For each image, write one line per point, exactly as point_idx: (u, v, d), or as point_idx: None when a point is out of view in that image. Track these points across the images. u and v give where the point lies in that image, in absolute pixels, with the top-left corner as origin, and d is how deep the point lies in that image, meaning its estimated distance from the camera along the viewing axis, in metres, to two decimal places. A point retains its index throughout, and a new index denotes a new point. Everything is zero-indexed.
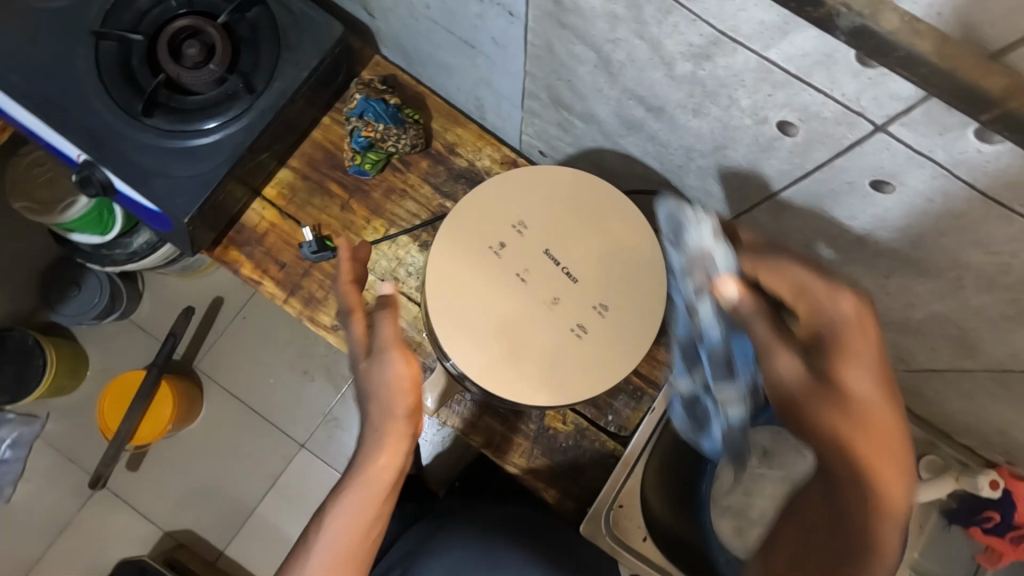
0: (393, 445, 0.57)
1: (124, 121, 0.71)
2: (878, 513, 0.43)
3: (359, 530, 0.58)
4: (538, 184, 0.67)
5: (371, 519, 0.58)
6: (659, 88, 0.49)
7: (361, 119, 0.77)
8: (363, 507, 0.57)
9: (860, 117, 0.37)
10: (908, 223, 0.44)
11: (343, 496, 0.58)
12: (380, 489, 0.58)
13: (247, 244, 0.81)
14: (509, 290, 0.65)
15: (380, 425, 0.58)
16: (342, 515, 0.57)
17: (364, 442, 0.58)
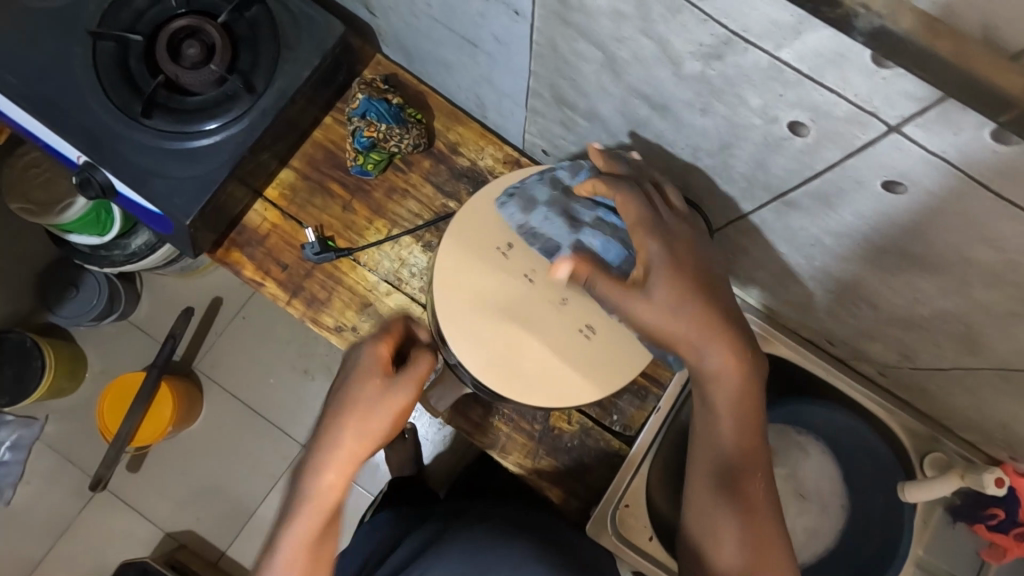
0: (346, 464, 0.55)
1: (122, 122, 0.70)
2: (740, 450, 0.57)
3: (299, 570, 0.53)
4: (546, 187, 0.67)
5: (316, 554, 0.53)
6: (666, 87, 0.48)
7: (363, 119, 0.76)
8: (307, 538, 0.53)
9: (874, 117, 0.36)
10: (919, 224, 0.43)
11: (287, 530, 0.53)
12: (330, 517, 0.54)
13: (248, 245, 0.81)
14: (517, 291, 0.65)
15: (329, 444, 0.55)
16: (283, 556, 0.53)
17: (313, 457, 0.55)
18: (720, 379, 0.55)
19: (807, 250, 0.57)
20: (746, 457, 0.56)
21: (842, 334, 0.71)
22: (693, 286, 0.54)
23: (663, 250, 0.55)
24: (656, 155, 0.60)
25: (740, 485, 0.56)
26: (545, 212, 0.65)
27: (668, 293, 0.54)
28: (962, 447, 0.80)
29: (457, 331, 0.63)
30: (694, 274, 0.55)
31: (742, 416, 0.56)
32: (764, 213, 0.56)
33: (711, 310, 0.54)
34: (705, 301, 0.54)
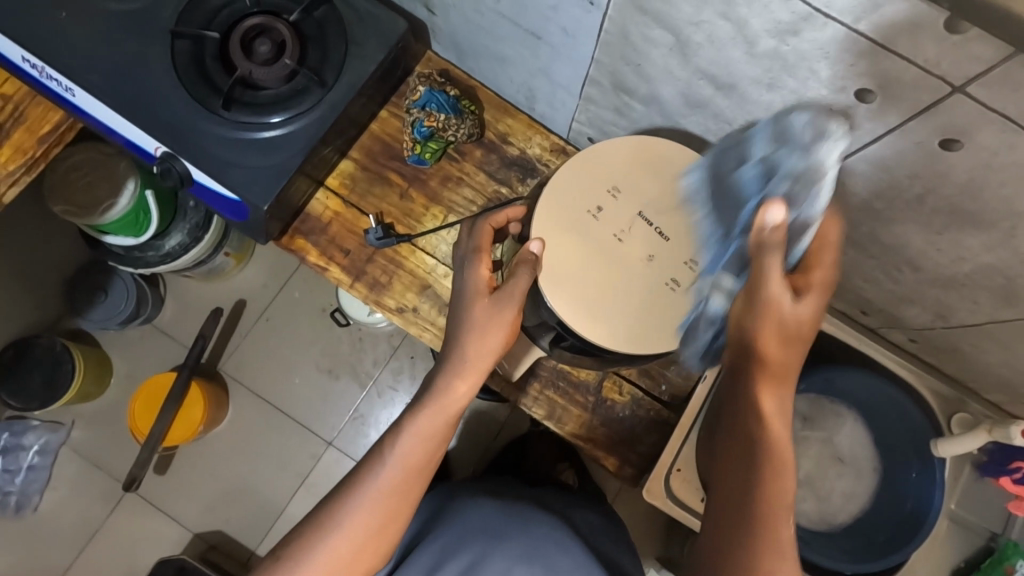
0: (470, 377, 0.63)
1: (202, 115, 0.74)
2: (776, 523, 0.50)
3: (415, 464, 0.62)
4: (629, 153, 0.68)
5: (433, 451, 0.63)
6: (735, 66, 0.53)
7: (423, 110, 0.81)
8: (429, 430, 0.62)
9: (941, 81, 0.42)
10: (971, 178, 0.48)
11: (410, 427, 0.62)
12: (446, 424, 0.63)
13: (312, 233, 0.85)
14: (607, 249, 0.67)
15: (459, 358, 0.63)
16: (401, 455, 0.62)
17: (444, 366, 0.64)
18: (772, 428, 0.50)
19: (856, 216, 0.63)
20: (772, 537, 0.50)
21: (879, 300, 0.77)
22: (803, 326, 0.49)
23: (817, 278, 0.50)
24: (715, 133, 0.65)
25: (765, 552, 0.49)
26: (787, 173, 0.49)
27: (786, 315, 0.49)
28: (986, 409, 0.86)
29: (555, 291, 0.66)
30: (812, 309, 0.49)
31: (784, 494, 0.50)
32: None
33: (802, 349, 0.50)
34: (806, 340, 0.50)
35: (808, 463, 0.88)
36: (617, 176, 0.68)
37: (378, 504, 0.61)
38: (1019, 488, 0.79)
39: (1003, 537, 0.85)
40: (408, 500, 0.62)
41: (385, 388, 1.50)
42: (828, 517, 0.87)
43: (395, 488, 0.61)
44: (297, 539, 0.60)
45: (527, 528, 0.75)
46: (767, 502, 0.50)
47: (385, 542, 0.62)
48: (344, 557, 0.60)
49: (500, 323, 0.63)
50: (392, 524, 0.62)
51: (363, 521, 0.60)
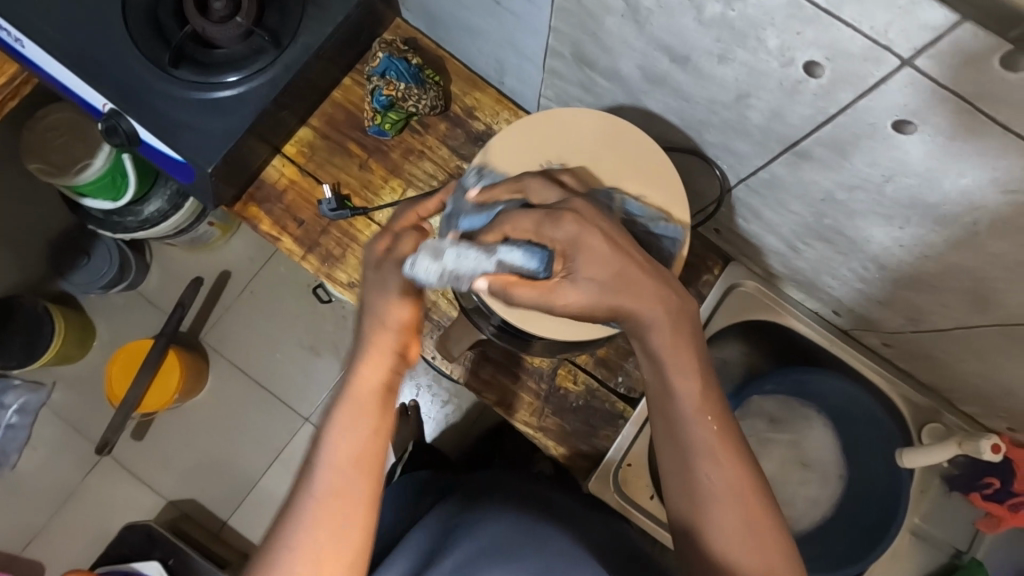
0: (381, 350, 0.50)
1: (151, 72, 0.72)
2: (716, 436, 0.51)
3: (344, 472, 0.48)
4: (564, 124, 0.64)
5: (368, 452, 0.49)
6: (687, 35, 0.49)
7: (383, 78, 0.78)
8: (351, 428, 0.49)
9: (889, 51, 0.38)
10: (929, 165, 0.44)
11: (329, 432, 0.49)
12: (372, 409, 0.50)
13: (267, 201, 0.83)
14: None
15: (366, 332, 0.51)
16: (329, 457, 0.49)
17: (351, 349, 0.51)
18: (660, 329, 0.51)
19: (818, 206, 0.59)
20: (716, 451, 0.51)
21: (849, 299, 0.73)
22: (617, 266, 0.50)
23: (568, 230, 0.51)
24: (674, 112, 0.62)
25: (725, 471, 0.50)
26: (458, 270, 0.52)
27: (592, 268, 0.50)
28: (962, 421, 0.81)
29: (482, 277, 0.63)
30: (613, 249, 0.50)
31: (711, 405, 0.51)
32: (775, 167, 0.58)
33: (630, 260, 0.50)
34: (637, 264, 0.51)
35: (771, 465, 0.85)
36: (550, 148, 0.64)
37: (317, 522, 0.47)
38: (989, 505, 0.77)
39: (967, 556, 0.80)
40: (357, 507, 0.48)
41: None
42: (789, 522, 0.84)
43: (330, 495, 0.48)
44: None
45: (543, 550, 0.65)
46: (695, 422, 0.51)
47: (345, 575, 0.48)
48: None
49: (407, 281, 0.49)
50: (348, 541, 0.48)
51: (307, 547, 0.47)
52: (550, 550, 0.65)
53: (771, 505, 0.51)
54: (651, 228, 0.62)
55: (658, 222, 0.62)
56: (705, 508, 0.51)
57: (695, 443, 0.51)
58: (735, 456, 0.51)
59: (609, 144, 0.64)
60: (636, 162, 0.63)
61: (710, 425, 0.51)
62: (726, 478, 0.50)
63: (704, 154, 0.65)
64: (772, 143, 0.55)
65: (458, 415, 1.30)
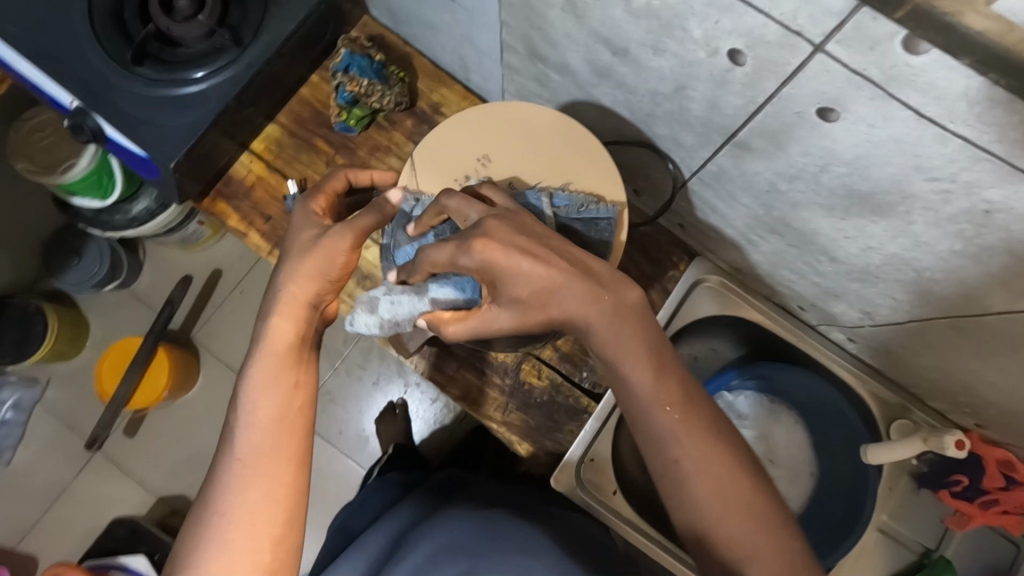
0: (294, 308, 0.56)
1: (115, 70, 0.73)
2: (681, 422, 0.50)
3: (269, 418, 0.52)
4: (496, 118, 0.65)
5: (292, 398, 0.53)
6: (619, 26, 0.49)
7: (346, 75, 0.79)
8: (269, 378, 0.53)
9: (801, 38, 0.38)
10: (856, 153, 0.44)
11: (249, 386, 0.53)
12: (291, 364, 0.54)
13: (234, 197, 0.84)
14: None
15: (280, 295, 0.55)
16: (249, 414, 0.52)
17: (259, 312, 0.55)
18: (600, 325, 0.50)
19: (766, 198, 0.58)
20: (713, 465, 0.49)
21: (809, 293, 0.73)
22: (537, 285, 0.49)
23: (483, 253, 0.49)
24: (623, 104, 0.62)
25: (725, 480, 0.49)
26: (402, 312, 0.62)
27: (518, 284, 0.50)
28: (934, 418, 0.79)
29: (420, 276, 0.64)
30: (530, 260, 0.49)
31: (669, 392, 0.51)
32: (722, 159, 0.58)
33: (548, 271, 0.49)
34: (562, 276, 0.50)
35: None
36: (484, 142, 0.65)
37: (247, 475, 0.49)
38: (958, 503, 0.76)
39: (935, 554, 0.78)
40: (286, 456, 0.51)
41: None
42: None
43: (256, 448, 0.50)
44: (175, 564, 0.48)
45: (503, 538, 0.64)
46: (654, 413, 0.50)
47: (285, 514, 0.50)
48: (239, 556, 0.47)
49: (324, 250, 0.55)
50: (280, 489, 0.50)
51: (242, 499, 0.48)
52: (512, 539, 0.64)
53: (751, 485, 0.49)
54: (583, 214, 0.61)
55: (588, 206, 0.61)
56: (707, 525, 0.49)
57: (659, 436, 0.50)
58: (723, 462, 0.49)
59: (545, 137, 0.64)
60: (570, 149, 0.64)
61: (672, 413, 0.50)
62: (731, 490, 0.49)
63: (656, 147, 0.65)
64: (714, 135, 0.55)
65: (443, 413, 1.31)
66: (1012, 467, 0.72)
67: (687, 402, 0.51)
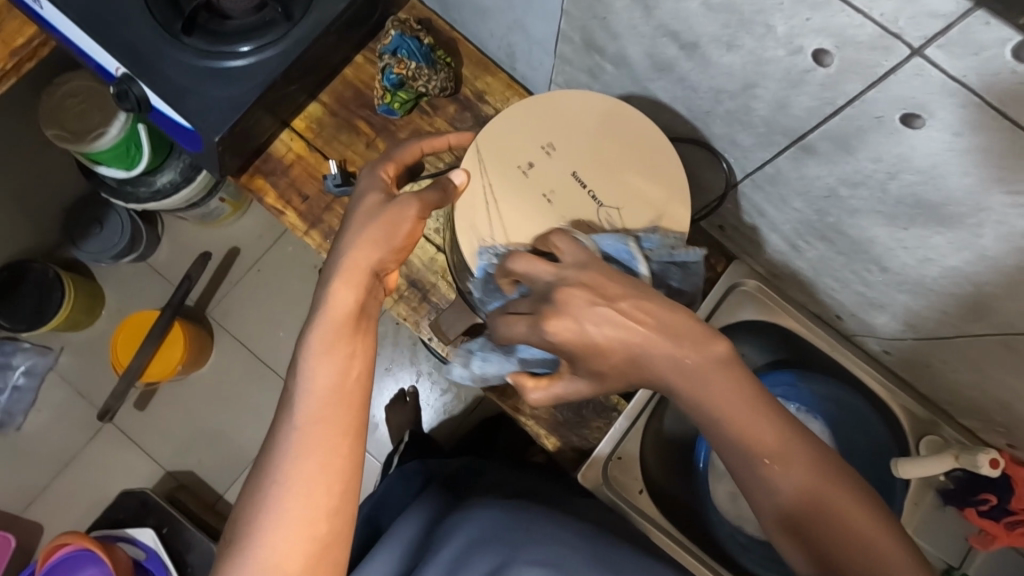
0: (354, 277, 0.56)
1: (164, 38, 0.72)
2: (785, 466, 0.48)
3: (327, 385, 0.53)
4: (568, 107, 0.64)
5: (347, 368, 0.54)
6: (695, 20, 0.49)
7: (394, 57, 0.78)
8: (327, 345, 0.54)
9: (897, 40, 0.37)
10: (935, 162, 0.44)
11: (308, 353, 0.54)
12: (348, 334, 0.55)
13: (272, 174, 0.83)
14: (536, 212, 0.62)
15: (341, 263, 0.56)
16: (308, 383, 0.53)
17: (320, 280, 0.56)
18: (689, 379, 0.48)
19: (821, 203, 0.58)
20: (853, 530, 0.46)
21: (849, 303, 0.72)
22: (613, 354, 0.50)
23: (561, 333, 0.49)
24: (681, 101, 0.61)
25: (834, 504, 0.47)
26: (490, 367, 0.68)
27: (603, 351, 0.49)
28: (962, 434, 0.79)
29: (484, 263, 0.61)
30: (610, 326, 0.48)
31: (769, 434, 0.48)
32: (781, 161, 0.57)
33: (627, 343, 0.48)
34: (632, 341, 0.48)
35: None
36: (551, 131, 0.63)
37: (306, 444, 0.50)
38: (983, 522, 0.76)
39: (957, 571, 0.78)
40: (343, 426, 0.52)
41: None
42: None
43: (314, 418, 0.51)
44: (237, 530, 0.50)
45: (533, 527, 0.64)
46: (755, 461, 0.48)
47: (341, 485, 0.50)
48: (298, 523, 0.49)
49: (389, 219, 0.57)
50: (338, 461, 0.51)
51: (301, 468, 0.49)
52: (545, 531, 0.64)
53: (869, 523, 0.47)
54: (674, 256, 0.61)
55: (676, 249, 0.61)
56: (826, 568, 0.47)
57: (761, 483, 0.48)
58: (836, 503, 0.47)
59: (609, 130, 0.63)
60: (638, 150, 0.63)
61: (775, 456, 0.48)
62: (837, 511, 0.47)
63: (710, 146, 0.64)
64: (777, 137, 0.54)
65: (457, 403, 1.31)
66: None
67: (790, 441, 0.48)
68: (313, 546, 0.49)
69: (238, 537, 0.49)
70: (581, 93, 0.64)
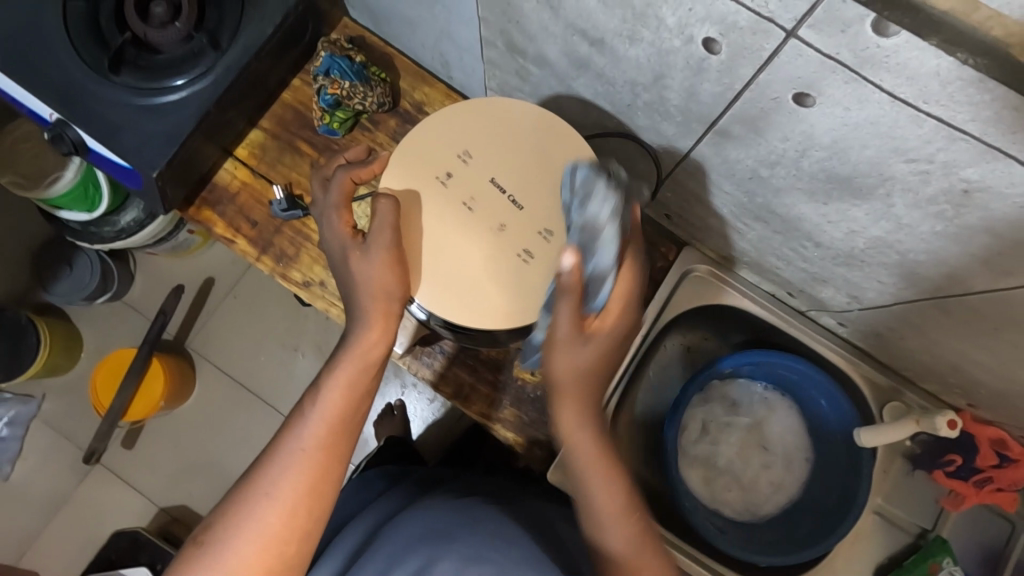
0: (382, 323, 0.61)
1: (93, 77, 0.73)
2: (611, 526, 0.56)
3: (334, 418, 0.58)
4: (480, 115, 0.64)
5: (354, 406, 0.60)
6: (595, 17, 0.49)
7: (327, 77, 0.78)
8: (346, 382, 0.60)
9: (772, 23, 0.38)
10: (833, 137, 0.44)
11: (329, 381, 0.59)
12: (366, 376, 0.60)
13: (219, 204, 0.83)
14: (457, 221, 0.62)
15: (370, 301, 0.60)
16: (321, 411, 0.58)
17: (351, 319, 0.61)
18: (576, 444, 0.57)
19: (747, 184, 0.59)
20: None
21: (797, 280, 0.74)
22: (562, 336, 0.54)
23: (609, 321, 0.56)
24: (604, 96, 0.62)
25: (611, 535, 0.56)
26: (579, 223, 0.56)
27: (592, 358, 0.55)
28: (924, 398, 0.81)
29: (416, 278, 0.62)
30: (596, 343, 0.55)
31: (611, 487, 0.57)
32: (703, 147, 0.58)
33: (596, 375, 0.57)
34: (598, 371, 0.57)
35: (730, 448, 0.86)
36: (468, 139, 0.64)
37: (302, 467, 0.56)
38: (952, 482, 0.76)
39: (932, 534, 0.79)
40: (339, 456, 0.58)
41: None
42: (755, 507, 0.85)
43: (317, 446, 0.57)
44: (215, 526, 0.55)
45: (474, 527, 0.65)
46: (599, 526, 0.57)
47: (318, 511, 0.57)
48: (276, 536, 0.54)
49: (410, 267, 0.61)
50: (323, 489, 0.57)
51: (290, 486, 0.55)
52: (501, 533, 0.64)
53: None
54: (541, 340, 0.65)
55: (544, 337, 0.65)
56: None
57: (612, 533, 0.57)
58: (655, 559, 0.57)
59: (521, 132, 0.64)
60: (550, 149, 0.64)
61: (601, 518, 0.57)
62: (608, 539, 0.56)
63: (639, 138, 0.65)
64: (694, 123, 0.55)
65: (443, 412, 1.31)
66: (1005, 445, 0.73)
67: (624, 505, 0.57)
68: (281, 559, 0.55)
69: (219, 537, 0.54)
70: (492, 100, 0.65)
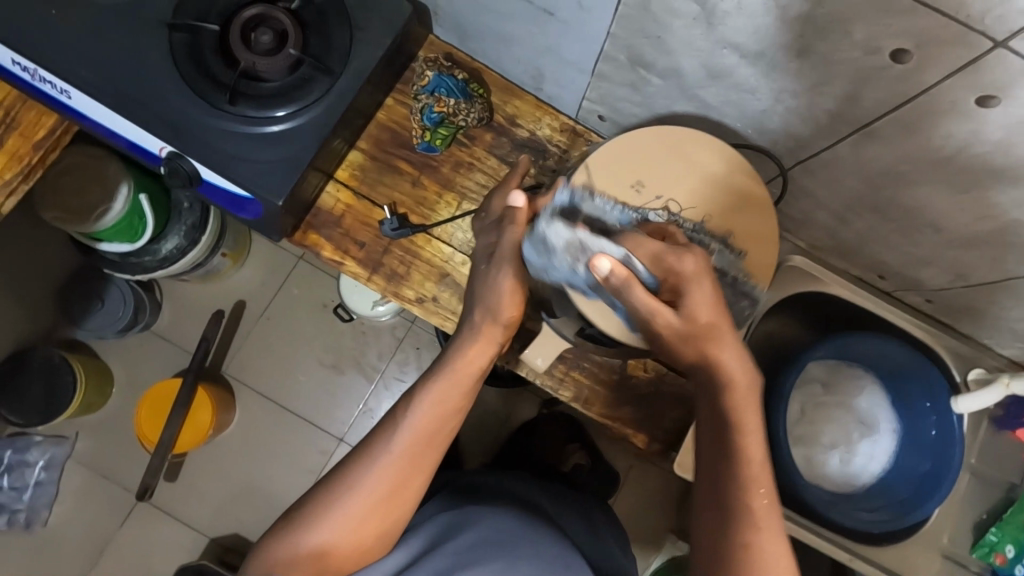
0: (484, 346, 0.67)
1: (204, 108, 0.72)
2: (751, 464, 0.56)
3: (426, 431, 0.63)
4: (649, 145, 0.70)
5: (446, 424, 0.65)
6: (763, 33, 0.53)
7: (432, 95, 0.81)
8: (442, 397, 0.65)
9: (982, 37, 0.43)
10: (1007, 135, 0.50)
11: (424, 393, 0.65)
12: (461, 392, 0.66)
13: (325, 227, 0.83)
14: None
15: (480, 323, 0.68)
16: (415, 420, 0.63)
17: (458, 335, 0.68)
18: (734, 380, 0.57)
19: (879, 180, 0.64)
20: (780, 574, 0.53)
21: (897, 264, 0.79)
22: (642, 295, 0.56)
23: (693, 278, 0.57)
24: (734, 104, 0.65)
25: (739, 483, 0.55)
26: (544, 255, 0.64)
27: (692, 308, 0.56)
28: (1003, 363, 0.88)
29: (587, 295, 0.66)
30: (711, 289, 0.57)
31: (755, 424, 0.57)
32: (841, 147, 0.62)
33: (720, 327, 0.57)
34: (722, 317, 0.57)
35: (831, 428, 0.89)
36: (640, 170, 0.70)
37: (388, 470, 0.61)
38: None
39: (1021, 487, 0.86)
40: (422, 468, 0.63)
41: (391, 380, 1.43)
42: (853, 479, 0.89)
43: (407, 454, 0.62)
44: (302, 512, 0.61)
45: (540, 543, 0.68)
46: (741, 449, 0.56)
47: (396, 516, 0.62)
48: (356, 530, 0.60)
49: (513, 295, 0.67)
50: (406, 493, 0.62)
51: (372, 486, 0.61)
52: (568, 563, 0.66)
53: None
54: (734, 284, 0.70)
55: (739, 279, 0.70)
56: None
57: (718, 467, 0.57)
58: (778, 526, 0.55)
59: (686, 160, 0.70)
60: (710, 175, 0.70)
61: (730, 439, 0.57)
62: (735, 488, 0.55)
63: (758, 147, 0.70)
64: (839, 126, 0.59)
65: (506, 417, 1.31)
66: None
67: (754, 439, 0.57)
68: (355, 549, 0.61)
69: (308, 519, 0.60)
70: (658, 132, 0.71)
